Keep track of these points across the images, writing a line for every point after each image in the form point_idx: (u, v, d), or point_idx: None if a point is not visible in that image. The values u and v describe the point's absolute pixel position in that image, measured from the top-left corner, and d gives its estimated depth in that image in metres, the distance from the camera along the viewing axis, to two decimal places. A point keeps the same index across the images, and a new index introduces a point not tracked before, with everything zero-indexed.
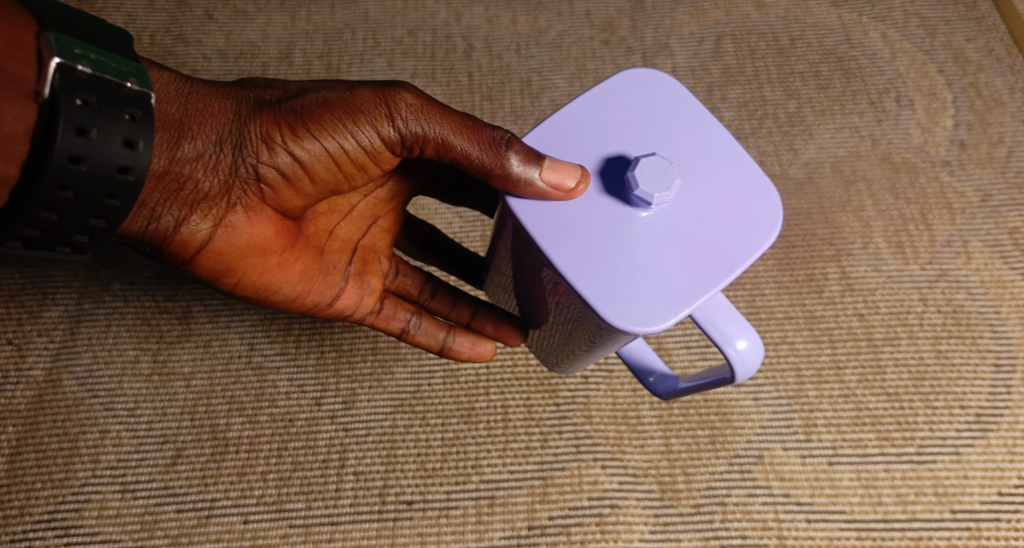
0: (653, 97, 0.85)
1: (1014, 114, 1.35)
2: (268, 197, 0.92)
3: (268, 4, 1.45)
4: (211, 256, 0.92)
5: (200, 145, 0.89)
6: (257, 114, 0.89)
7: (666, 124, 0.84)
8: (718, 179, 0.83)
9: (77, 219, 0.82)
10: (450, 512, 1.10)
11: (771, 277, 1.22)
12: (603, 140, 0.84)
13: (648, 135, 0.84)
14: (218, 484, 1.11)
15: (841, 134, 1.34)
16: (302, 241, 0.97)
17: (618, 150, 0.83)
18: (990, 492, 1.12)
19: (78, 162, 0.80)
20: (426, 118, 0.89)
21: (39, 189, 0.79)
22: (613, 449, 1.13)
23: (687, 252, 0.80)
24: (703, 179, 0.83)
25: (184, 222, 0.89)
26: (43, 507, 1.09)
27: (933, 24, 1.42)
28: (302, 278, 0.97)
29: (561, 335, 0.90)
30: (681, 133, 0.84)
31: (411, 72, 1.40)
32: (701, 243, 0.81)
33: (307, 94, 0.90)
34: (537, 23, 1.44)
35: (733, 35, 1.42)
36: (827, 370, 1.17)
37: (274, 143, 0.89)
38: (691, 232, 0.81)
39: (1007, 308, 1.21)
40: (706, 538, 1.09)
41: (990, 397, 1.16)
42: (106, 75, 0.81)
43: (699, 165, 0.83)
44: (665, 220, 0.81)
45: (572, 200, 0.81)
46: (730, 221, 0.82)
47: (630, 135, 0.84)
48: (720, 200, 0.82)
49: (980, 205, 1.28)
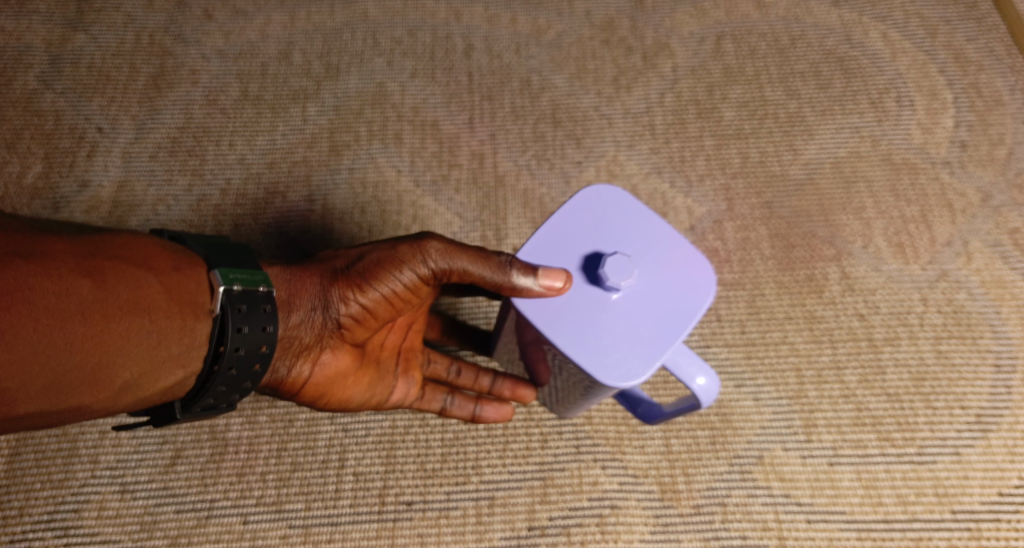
0: (602, 204, 0.95)
1: (1015, 114, 1.35)
2: (347, 336, 1.04)
3: (267, 4, 1.45)
4: (311, 390, 1.04)
5: (301, 312, 1.02)
6: (334, 279, 1.03)
7: (618, 220, 0.95)
8: (668, 256, 0.94)
9: (239, 384, 0.97)
10: (450, 512, 1.10)
11: (770, 277, 1.23)
12: (570, 242, 0.94)
13: (606, 231, 0.94)
14: (218, 484, 1.11)
15: (842, 134, 1.34)
16: (368, 358, 1.07)
17: (584, 248, 0.94)
18: (990, 493, 1.11)
19: (242, 351, 0.95)
20: (453, 257, 1.01)
21: (218, 374, 0.95)
22: (613, 450, 1.12)
23: (656, 322, 0.91)
24: (656, 259, 0.93)
25: (291, 368, 1.02)
26: (42, 507, 1.09)
27: (933, 24, 1.42)
28: (374, 390, 1.07)
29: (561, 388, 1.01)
30: (633, 224, 0.95)
31: (411, 71, 1.40)
32: (664, 312, 0.91)
33: (364, 255, 1.03)
34: (537, 23, 1.44)
35: (733, 35, 1.42)
36: (827, 371, 1.17)
37: (349, 299, 1.02)
38: (656, 303, 0.92)
39: (1008, 308, 1.21)
40: (706, 538, 1.09)
41: (990, 397, 1.16)
42: (255, 285, 0.96)
43: (649, 250, 0.94)
44: (631, 298, 0.92)
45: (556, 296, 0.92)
46: (686, 289, 0.92)
47: (591, 234, 0.94)
48: (674, 274, 0.93)
49: (981, 205, 1.28)
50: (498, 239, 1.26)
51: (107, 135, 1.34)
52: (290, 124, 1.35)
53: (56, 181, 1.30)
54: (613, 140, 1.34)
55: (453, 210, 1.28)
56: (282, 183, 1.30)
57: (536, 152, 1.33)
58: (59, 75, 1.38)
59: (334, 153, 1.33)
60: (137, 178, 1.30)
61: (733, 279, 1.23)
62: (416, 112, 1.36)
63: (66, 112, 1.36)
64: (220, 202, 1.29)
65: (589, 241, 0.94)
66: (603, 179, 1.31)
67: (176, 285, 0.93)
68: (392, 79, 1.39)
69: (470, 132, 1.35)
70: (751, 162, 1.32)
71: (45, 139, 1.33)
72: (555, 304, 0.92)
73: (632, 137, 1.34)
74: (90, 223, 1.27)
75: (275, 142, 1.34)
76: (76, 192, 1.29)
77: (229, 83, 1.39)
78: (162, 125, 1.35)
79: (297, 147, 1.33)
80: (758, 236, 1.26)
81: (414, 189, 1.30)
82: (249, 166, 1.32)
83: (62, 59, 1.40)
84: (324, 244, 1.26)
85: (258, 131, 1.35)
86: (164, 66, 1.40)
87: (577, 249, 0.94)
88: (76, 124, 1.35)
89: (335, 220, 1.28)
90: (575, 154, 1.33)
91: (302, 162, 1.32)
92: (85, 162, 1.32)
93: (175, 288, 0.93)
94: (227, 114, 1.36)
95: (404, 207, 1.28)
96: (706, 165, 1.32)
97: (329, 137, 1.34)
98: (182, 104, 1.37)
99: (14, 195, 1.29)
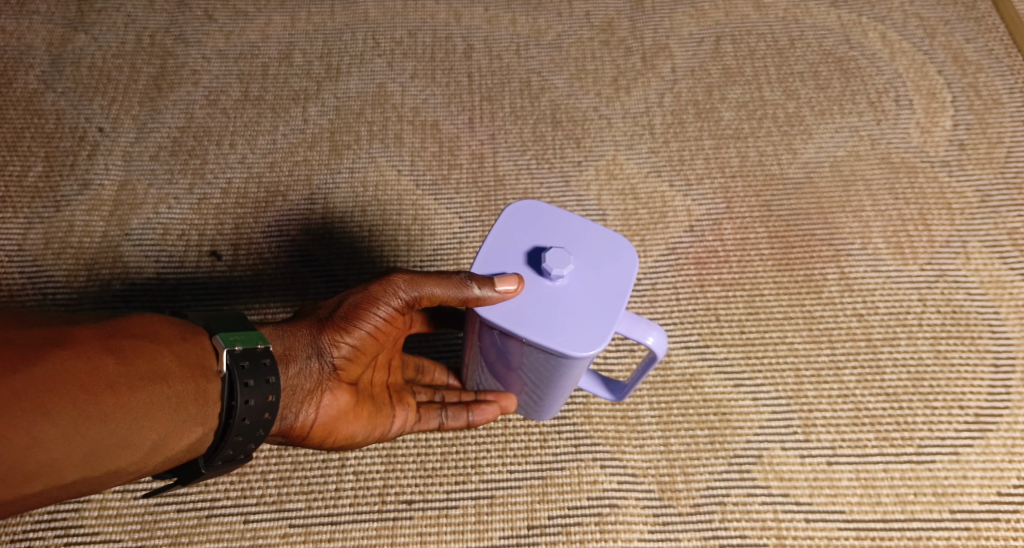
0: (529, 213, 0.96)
1: (1014, 114, 1.35)
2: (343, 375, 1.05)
3: (269, 6, 1.47)
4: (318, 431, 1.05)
5: (298, 362, 1.03)
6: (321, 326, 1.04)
7: (539, 217, 0.95)
8: (594, 234, 0.95)
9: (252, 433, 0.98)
10: (450, 511, 1.10)
11: (769, 277, 1.23)
12: (500, 254, 0.94)
13: (531, 232, 0.95)
14: (218, 484, 1.12)
15: (841, 134, 1.35)
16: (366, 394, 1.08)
17: (516, 254, 0.94)
18: (990, 492, 1.11)
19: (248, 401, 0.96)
20: (420, 285, 1.03)
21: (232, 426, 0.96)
22: (613, 449, 1.13)
23: (604, 295, 0.92)
24: (585, 240, 0.95)
25: (297, 414, 1.03)
26: (43, 507, 1.10)
27: (932, 25, 1.43)
28: (376, 424, 1.07)
29: (528, 383, 1.02)
30: (553, 217, 0.95)
31: (411, 71, 1.41)
32: (608, 284, 0.93)
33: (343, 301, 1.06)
34: (537, 24, 1.45)
35: (733, 35, 1.43)
36: (826, 371, 1.18)
37: (339, 342, 1.04)
38: (600, 279, 0.93)
39: (1007, 308, 1.21)
40: (705, 538, 1.09)
41: (989, 397, 1.16)
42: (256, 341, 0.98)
43: (573, 239, 0.95)
44: (572, 283, 0.92)
45: (508, 304, 0.92)
46: (620, 260, 0.94)
47: (517, 237, 0.95)
48: (603, 247, 0.94)
49: (980, 205, 1.28)
50: None
51: (108, 135, 1.35)
52: (291, 124, 1.36)
53: (57, 181, 1.30)
54: (612, 140, 1.34)
55: (453, 210, 1.28)
56: (283, 183, 1.31)
57: (536, 152, 1.33)
58: (60, 76, 1.39)
59: (335, 153, 1.33)
60: (137, 178, 1.31)
61: (732, 279, 1.23)
62: (417, 112, 1.37)
63: (67, 112, 1.36)
64: (220, 202, 1.29)
65: (518, 246, 0.94)
66: (603, 179, 1.31)
67: (186, 352, 0.95)
68: (392, 79, 1.40)
69: (470, 132, 1.35)
70: (750, 162, 1.32)
71: (46, 139, 1.34)
72: (511, 310, 0.91)
73: (631, 137, 1.35)
74: (91, 222, 1.27)
75: (275, 142, 1.34)
76: (77, 192, 1.30)
77: (230, 83, 1.39)
78: (162, 125, 1.36)
79: (298, 147, 1.34)
80: (757, 236, 1.26)
81: (414, 189, 1.30)
82: (250, 166, 1.32)
83: (64, 60, 1.41)
84: (325, 244, 1.26)
85: (259, 132, 1.35)
86: (165, 66, 1.41)
87: (509, 256, 0.94)
88: (77, 124, 1.35)
89: (335, 221, 1.28)
90: (575, 154, 1.33)
91: (303, 162, 1.33)
92: (85, 162, 1.32)
93: (185, 355, 0.95)
94: (228, 114, 1.37)
95: (405, 208, 1.29)
96: (705, 165, 1.32)
97: (329, 138, 1.35)
98: (183, 104, 1.37)
99: (14, 195, 1.29)
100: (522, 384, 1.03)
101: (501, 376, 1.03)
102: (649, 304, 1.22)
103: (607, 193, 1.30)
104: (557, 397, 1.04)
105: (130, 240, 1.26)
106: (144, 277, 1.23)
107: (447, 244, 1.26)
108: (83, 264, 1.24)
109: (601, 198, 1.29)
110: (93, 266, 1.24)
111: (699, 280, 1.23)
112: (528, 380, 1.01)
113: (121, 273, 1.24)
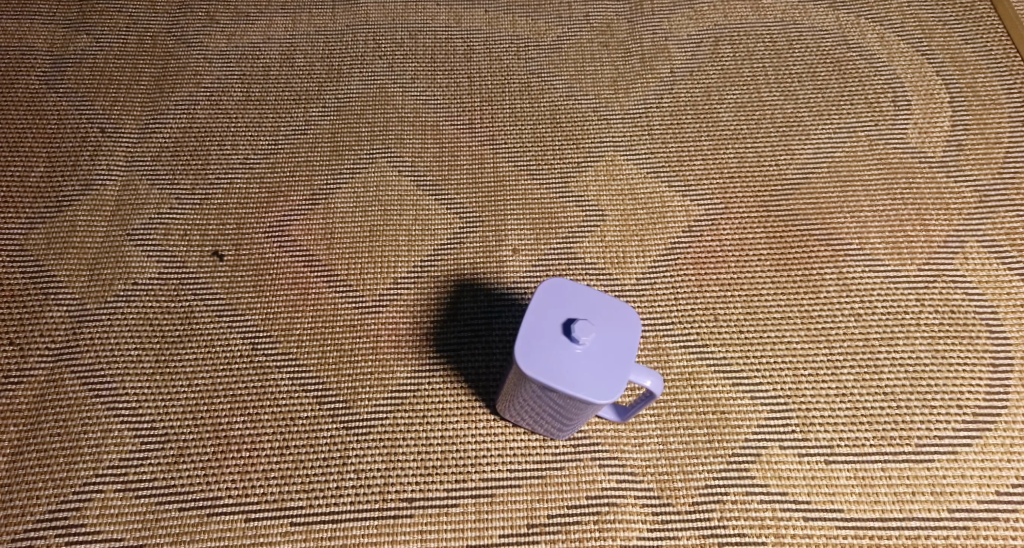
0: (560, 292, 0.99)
1: (1013, 114, 1.36)
2: None
3: (270, 7, 1.48)
4: None
5: None
6: None
7: (562, 289, 0.99)
8: (611, 302, 0.99)
9: None
10: (450, 510, 1.11)
11: (767, 277, 1.24)
12: (527, 322, 0.98)
13: (556, 303, 0.98)
14: (219, 482, 1.12)
15: (839, 134, 1.35)
16: None
17: (543, 324, 0.98)
18: (987, 491, 1.11)
19: None
20: None
21: None
22: (612, 448, 1.14)
23: (623, 357, 0.97)
24: (605, 308, 0.99)
25: None
26: (44, 506, 1.11)
27: (931, 26, 1.44)
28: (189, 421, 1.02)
29: (540, 418, 1.08)
30: (575, 289, 0.99)
31: (411, 73, 1.41)
32: (627, 346, 0.98)
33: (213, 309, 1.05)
34: (537, 26, 1.46)
35: (731, 37, 1.44)
36: (824, 370, 1.18)
37: None
38: (619, 341, 0.98)
39: (1004, 308, 1.21)
40: (703, 536, 1.09)
41: (987, 396, 1.16)
42: None
43: (595, 310, 0.98)
44: (597, 347, 0.98)
45: (535, 372, 0.97)
46: (629, 325, 0.99)
47: (544, 309, 0.98)
48: (618, 313, 0.99)
49: (978, 205, 1.29)
50: (498, 239, 1.27)
51: (109, 136, 1.35)
52: (292, 125, 1.37)
53: (58, 181, 1.31)
54: (612, 141, 1.35)
55: (453, 210, 1.29)
56: (284, 184, 1.32)
57: (536, 153, 1.34)
58: (62, 77, 1.41)
59: (336, 154, 1.34)
60: (139, 178, 1.32)
61: (731, 279, 1.24)
62: (417, 113, 1.38)
63: (68, 113, 1.37)
64: (221, 202, 1.30)
65: (544, 316, 0.98)
66: (602, 180, 1.32)
67: None
68: (392, 80, 1.41)
69: (470, 133, 1.36)
70: (749, 163, 1.33)
71: (48, 139, 1.35)
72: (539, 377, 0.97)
73: (630, 138, 1.35)
74: (92, 222, 1.28)
75: (277, 143, 1.35)
76: (79, 192, 1.31)
77: (231, 84, 1.40)
78: (163, 126, 1.36)
79: (299, 148, 1.35)
80: (756, 237, 1.27)
81: (414, 190, 1.31)
82: (251, 166, 1.33)
83: (66, 61, 1.42)
84: (325, 244, 1.27)
85: (259, 133, 1.36)
86: (166, 67, 1.42)
87: (536, 326, 0.98)
88: (78, 124, 1.36)
89: (336, 221, 1.29)
90: (574, 154, 1.34)
91: (304, 163, 1.33)
92: (87, 163, 1.33)
93: None
94: (230, 115, 1.38)
95: (405, 208, 1.29)
96: (704, 166, 1.33)
97: (330, 138, 1.35)
98: (184, 105, 1.38)
99: (16, 195, 1.30)
100: (535, 419, 1.09)
101: (515, 410, 1.10)
102: (648, 304, 1.22)
103: (606, 194, 1.30)
104: (570, 433, 1.10)
105: (132, 240, 1.27)
106: (145, 277, 1.24)
107: (447, 243, 1.27)
108: (85, 264, 1.25)
109: (600, 198, 1.30)
110: (94, 266, 1.25)
111: (698, 280, 1.24)
112: (540, 416, 1.08)
113: (122, 273, 1.24)
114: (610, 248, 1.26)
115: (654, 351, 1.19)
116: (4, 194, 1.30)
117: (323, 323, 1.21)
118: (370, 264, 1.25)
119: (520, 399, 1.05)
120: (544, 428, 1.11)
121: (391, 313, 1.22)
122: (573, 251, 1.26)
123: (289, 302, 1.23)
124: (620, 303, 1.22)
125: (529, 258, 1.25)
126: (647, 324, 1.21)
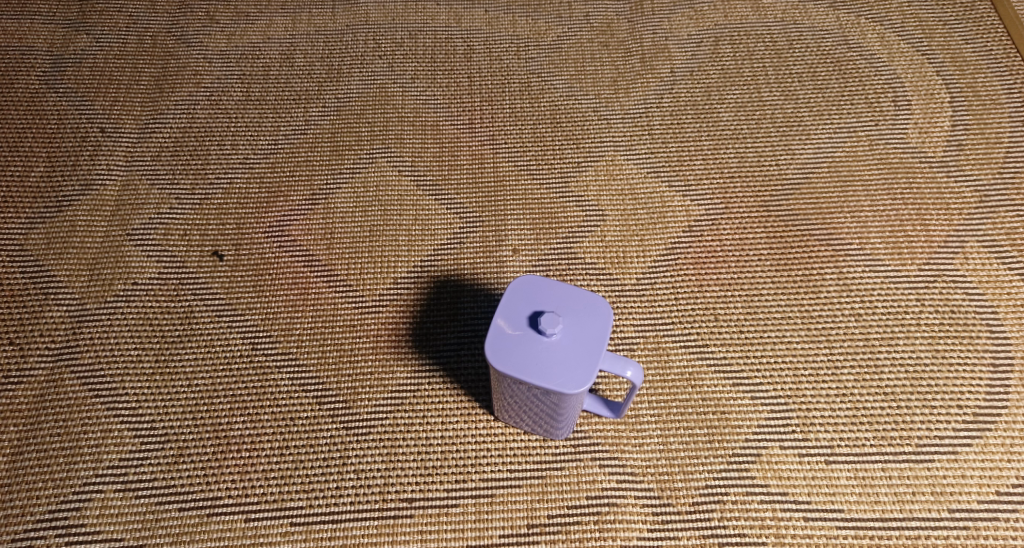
0: (535, 285, 1.00)
1: (1012, 114, 1.36)
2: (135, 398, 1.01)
3: (269, 7, 1.48)
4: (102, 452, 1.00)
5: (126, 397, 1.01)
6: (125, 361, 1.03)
7: (528, 284, 1.00)
8: (579, 294, 1.00)
9: None
10: (450, 510, 1.11)
11: (767, 277, 1.24)
12: (495, 319, 0.99)
13: (521, 298, 0.99)
14: (220, 482, 1.12)
15: (839, 135, 1.35)
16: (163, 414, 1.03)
17: (510, 319, 0.99)
18: (988, 491, 1.11)
19: None
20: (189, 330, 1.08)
21: None
22: (613, 449, 1.14)
23: (593, 347, 0.98)
24: (571, 299, 0.99)
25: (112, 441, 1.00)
26: (43, 506, 1.11)
27: (932, 25, 1.44)
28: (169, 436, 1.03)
29: (533, 417, 1.08)
30: (541, 283, 1.00)
31: (411, 72, 1.41)
32: (597, 336, 0.98)
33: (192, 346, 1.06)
34: (537, 26, 1.46)
35: (731, 37, 1.44)
36: (825, 370, 1.18)
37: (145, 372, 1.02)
38: (588, 331, 0.98)
39: (1004, 308, 1.21)
40: (703, 537, 1.09)
41: (987, 396, 1.16)
42: None
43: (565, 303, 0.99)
44: (569, 337, 0.98)
45: (512, 368, 0.97)
46: (600, 315, 0.99)
47: (510, 304, 0.99)
48: (587, 304, 0.99)
49: (978, 205, 1.28)
50: (499, 239, 1.27)
51: (109, 136, 1.35)
52: (292, 125, 1.37)
53: (58, 181, 1.31)
54: (612, 141, 1.35)
55: (453, 210, 1.29)
56: (284, 184, 1.31)
57: (536, 153, 1.34)
58: (62, 77, 1.41)
59: (337, 154, 1.34)
60: (139, 178, 1.32)
61: (730, 279, 1.24)
62: (417, 113, 1.38)
63: (68, 113, 1.37)
64: (221, 202, 1.30)
65: (511, 312, 0.99)
66: (602, 180, 1.32)
67: None
68: (392, 80, 1.41)
69: (470, 133, 1.36)
70: (749, 163, 1.33)
71: (48, 139, 1.35)
72: (512, 371, 0.97)
73: (630, 138, 1.35)
74: (92, 222, 1.28)
75: (277, 143, 1.35)
76: (78, 192, 1.30)
77: (231, 84, 1.40)
78: (164, 126, 1.36)
79: (299, 148, 1.34)
80: (756, 237, 1.27)
81: (414, 190, 1.31)
82: (251, 166, 1.33)
83: (66, 61, 1.42)
84: (325, 244, 1.27)
85: (260, 133, 1.36)
86: (166, 67, 1.42)
87: (504, 322, 0.99)
88: (78, 125, 1.36)
89: (336, 221, 1.28)
90: (574, 154, 1.34)
91: (304, 163, 1.33)
92: (87, 163, 1.33)
93: None
94: (229, 115, 1.37)
95: (405, 208, 1.29)
96: (704, 166, 1.33)
97: (329, 139, 1.35)
98: (185, 105, 1.38)
99: (16, 195, 1.30)
100: (527, 418, 1.09)
101: (507, 410, 1.10)
102: (648, 305, 1.22)
103: (606, 194, 1.30)
104: (561, 430, 1.10)
105: (132, 240, 1.27)
106: (144, 277, 1.24)
107: (447, 243, 1.27)
108: (85, 264, 1.25)
109: (600, 198, 1.30)
110: (94, 266, 1.25)
111: (697, 280, 1.24)
112: (531, 414, 1.08)
113: (122, 273, 1.24)
114: (610, 248, 1.26)
115: (653, 351, 1.19)
116: (4, 194, 1.30)
117: (323, 323, 1.21)
118: (370, 264, 1.25)
119: (507, 397, 1.05)
120: (533, 426, 1.11)
121: (391, 313, 1.22)
122: (574, 251, 1.26)
123: (289, 302, 1.23)
124: (620, 303, 1.22)
125: (529, 258, 1.25)
126: (646, 323, 1.21)
